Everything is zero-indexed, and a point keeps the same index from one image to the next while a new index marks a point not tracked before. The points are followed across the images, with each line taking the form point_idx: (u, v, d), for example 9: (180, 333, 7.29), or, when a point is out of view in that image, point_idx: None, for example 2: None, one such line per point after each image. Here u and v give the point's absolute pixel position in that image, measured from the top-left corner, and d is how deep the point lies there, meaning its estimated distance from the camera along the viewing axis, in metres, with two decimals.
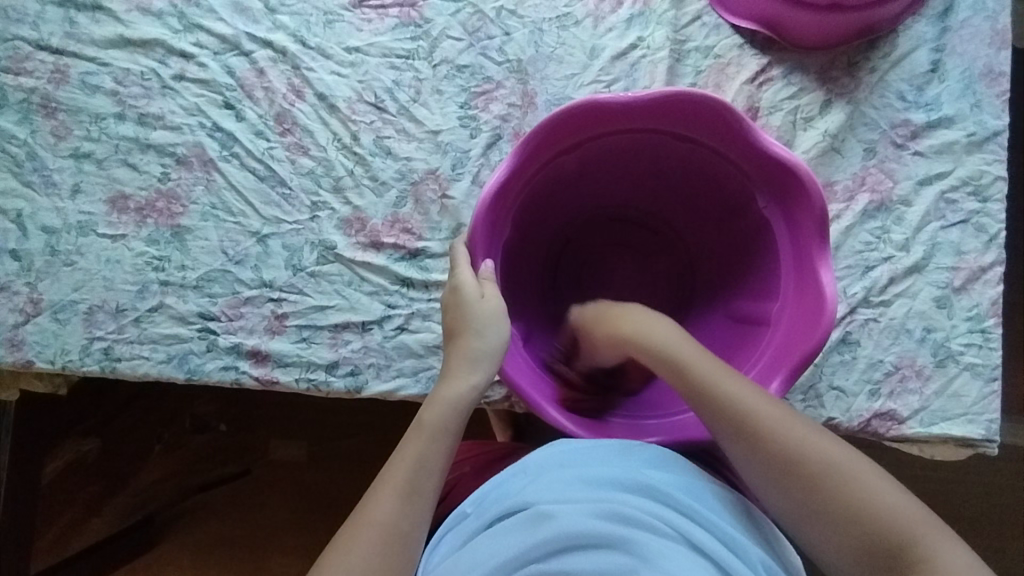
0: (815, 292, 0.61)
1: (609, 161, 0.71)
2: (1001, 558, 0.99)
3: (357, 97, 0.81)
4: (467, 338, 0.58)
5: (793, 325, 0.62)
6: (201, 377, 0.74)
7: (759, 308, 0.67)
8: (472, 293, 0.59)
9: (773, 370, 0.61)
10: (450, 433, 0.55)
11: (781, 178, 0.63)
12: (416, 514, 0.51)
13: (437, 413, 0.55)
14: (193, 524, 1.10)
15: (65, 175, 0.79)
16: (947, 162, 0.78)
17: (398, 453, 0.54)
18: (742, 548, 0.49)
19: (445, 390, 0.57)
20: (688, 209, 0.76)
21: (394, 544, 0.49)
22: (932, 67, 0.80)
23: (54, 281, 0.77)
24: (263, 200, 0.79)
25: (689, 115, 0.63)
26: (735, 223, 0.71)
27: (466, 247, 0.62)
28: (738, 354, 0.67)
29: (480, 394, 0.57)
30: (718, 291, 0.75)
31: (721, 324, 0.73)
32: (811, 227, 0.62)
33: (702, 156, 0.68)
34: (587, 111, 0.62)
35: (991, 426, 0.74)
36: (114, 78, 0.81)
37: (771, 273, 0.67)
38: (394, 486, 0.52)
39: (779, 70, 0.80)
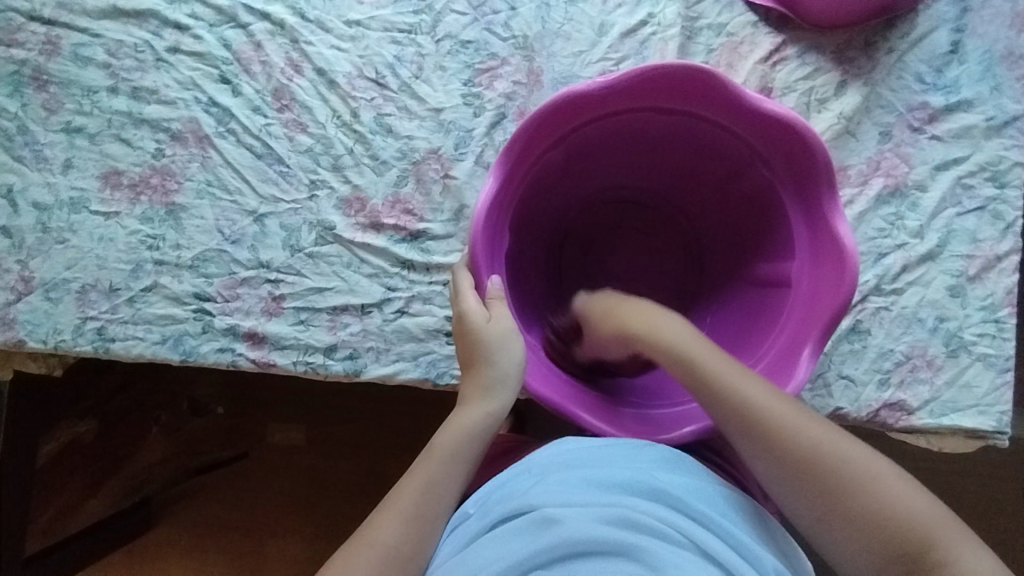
0: (834, 246, 0.59)
1: (599, 145, 0.69)
2: (1005, 550, 0.98)
3: (357, 73, 0.78)
4: (480, 366, 0.58)
5: (813, 289, 0.61)
6: (196, 359, 0.73)
7: (776, 270, 0.66)
8: (478, 320, 0.58)
9: (800, 336, 0.59)
10: (462, 459, 0.56)
11: (780, 140, 0.60)
12: (421, 540, 0.52)
13: (450, 439, 0.56)
14: (189, 508, 1.09)
15: (57, 150, 0.77)
16: (964, 147, 0.76)
17: (409, 476, 0.55)
18: (753, 554, 0.48)
19: (459, 416, 0.58)
20: (684, 179, 0.74)
21: (397, 569, 0.50)
22: (951, 48, 0.77)
23: (46, 259, 0.75)
24: (260, 177, 0.77)
25: (676, 87, 0.60)
26: (735, 186, 0.69)
27: (467, 270, 0.60)
28: (757, 324, 0.66)
29: (496, 420, 0.58)
30: (731, 259, 0.73)
31: (741, 295, 0.71)
32: (817, 178, 0.59)
33: (698, 125, 0.65)
34: (570, 102, 0.59)
35: (1003, 418, 0.72)
36: (107, 50, 0.79)
37: (782, 234, 0.65)
38: (401, 507, 0.53)
39: (793, 49, 0.78)
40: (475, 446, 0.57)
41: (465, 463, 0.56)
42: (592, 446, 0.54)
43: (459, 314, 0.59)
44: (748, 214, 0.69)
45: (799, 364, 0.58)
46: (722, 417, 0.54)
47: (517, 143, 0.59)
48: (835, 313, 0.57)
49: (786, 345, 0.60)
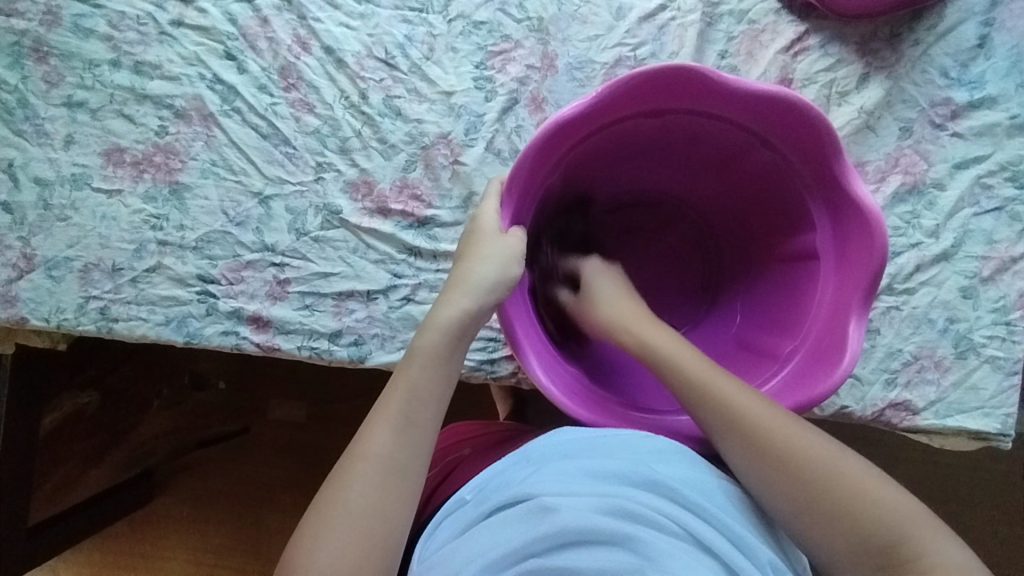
0: (857, 208, 0.57)
1: (596, 155, 0.67)
2: (999, 546, 0.99)
3: (366, 52, 0.76)
4: (469, 266, 0.56)
5: (842, 260, 0.60)
6: (200, 341, 0.72)
7: (800, 243, 0.65)
8: (489, 230, 0.58)
9: (838, 323, 0.58)
10: (448, 361, 0.53)
11: (779, 116, 0.57)
12: (413, 444, 0.49)
13: (433, 340, 0.53)
14: (192, 479, 1.10)
15: (59, 124, 0.75)
16: (986, 145, 0.74)
17: (392, 382, 0.51)
18: (750, 547, 0.47)
19: (441, 314, 0.54)
20: (682, 169, 0.72)
21: (394, 476, 0.47)
22: (979, 42, 0.75)
23: (48, 236, 0.74)
24: (266, 158, 0.75)
25: (664, 90, 0.58)
26: (738, 167, 0.67)
27: (495, 198, 0.59)
28: (790, 308, 0.65)
29: (477, 320, 0.55)
30: (748, 235, 0.72)
31: (772, 274, 0.69)
32: (820, 147, 0.57)
33: (695, 117, 0.62)
34: (561, 129, 0.57)
35: (1007, 420, 0.72)
36: (109, 21, 0.76)
37: (798, 203, 0.63)
38: (390, 417, 0.49)
39: (816, 39, 0.75)
40: (459, 347, 0.54)
41: (452, 365, 0.53)
42: (591, 436, 0.54)
43: (472, 223, 0.59)
44: (757, 190, 0.68)
45: (850, 334, 0.56)
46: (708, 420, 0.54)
47: (520, 178, 0.58)
48: (871, 290, 0.57)
49: (825, 337, 0.59)
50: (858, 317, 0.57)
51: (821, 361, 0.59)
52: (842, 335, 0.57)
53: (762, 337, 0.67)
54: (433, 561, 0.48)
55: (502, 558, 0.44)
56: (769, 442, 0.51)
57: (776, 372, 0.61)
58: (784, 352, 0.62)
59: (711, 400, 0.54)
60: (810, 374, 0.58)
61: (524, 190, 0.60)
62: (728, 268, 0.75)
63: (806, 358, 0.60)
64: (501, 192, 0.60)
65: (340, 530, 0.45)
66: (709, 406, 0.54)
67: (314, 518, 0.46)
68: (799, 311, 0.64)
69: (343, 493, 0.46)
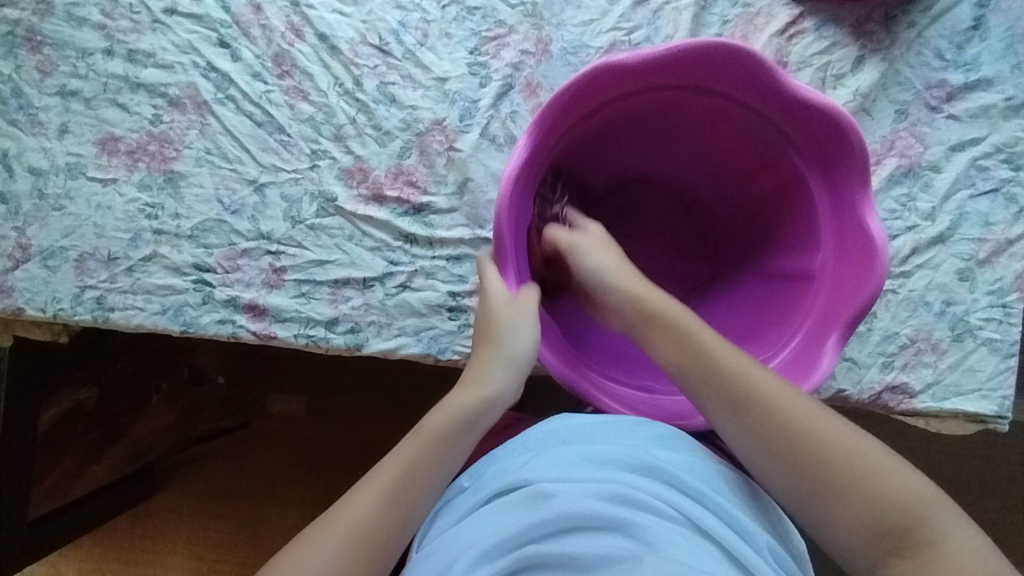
0: (831, 132, 0.58)
1: (574, 152, 0.67)
2: (995, 530, 0.99)
3: (360, 39, 0.76)
4: (490, 344, 0.57)
5: (835, 186, 0.60)
6: (196, 330, 0.72)
7: (788, 179, 0.65)
8: (502, 301, 0.58)
9: (850, 256, 0.59)
10: (451, 451, 0.52)
11: (734, 67, 0.58)
12: (397, 523, 0.48)
13: (440, 422, 0.53)
14: (192, 474, 1.10)
15: (52, 114, 0.75)
16: (982, 127, 0.74)
17: (393, 454, 0.51)
18: (750, 532, 0.47)
19: (456, 399, 0.55)
20: (651, 146, 0.72)
21: (374, 551, 0.47)
22: (974, 23, 0.75)
23: (43, 226, 0.74)
24: (261, 146, 0.75)
25: (622, 73, 0.58)
26: (703, 126, 0.67)
27: (495, 264, 0.59)
28: (800, 249, 0.65)
29: (489, 408, 0.55)
30: (734, 187, 0.72)
31: (775, 224, 0.69)
32: (776, 85, 0.58)
33: (650, 93, 0.63)
34: (530, 146, 0.57)
35: (1005, 402, 0.72)
36: (102, 10, 0.76)
37: (777, 144, 0.64)
38: (381, 489, 0.49)
39: (811, 22, 0.75)
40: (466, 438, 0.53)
41: (457, 452, 0.53)
42: (589, 422, 0.53)
43: (483, 290, 0.59)
44: (731, 143, 0.68)
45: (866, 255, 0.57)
46: (713, 398, 0.51)
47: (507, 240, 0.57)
48: (870, 205, 0.58)
49: (839, 281, 0.60)
50: (869, 241, 0.57)
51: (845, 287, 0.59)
52: (859, 260, 0.58)
53: (779, 283, 0.67)
54: (432, 546, 0.47)
55: (500, 544, 0.44)
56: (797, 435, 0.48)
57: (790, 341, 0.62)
58: (795, 319, 0.63)
59: (714, 377, 0.51)
60: (837, 309, 0.59)
61: (517, 209, 0.59)
62: (720, 218, 0.76)
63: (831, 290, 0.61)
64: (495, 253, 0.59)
65: None
66: (714, 384, 0.51)
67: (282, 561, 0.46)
68: (806, 254, 0.64)
69: (315, 545, 0.46)
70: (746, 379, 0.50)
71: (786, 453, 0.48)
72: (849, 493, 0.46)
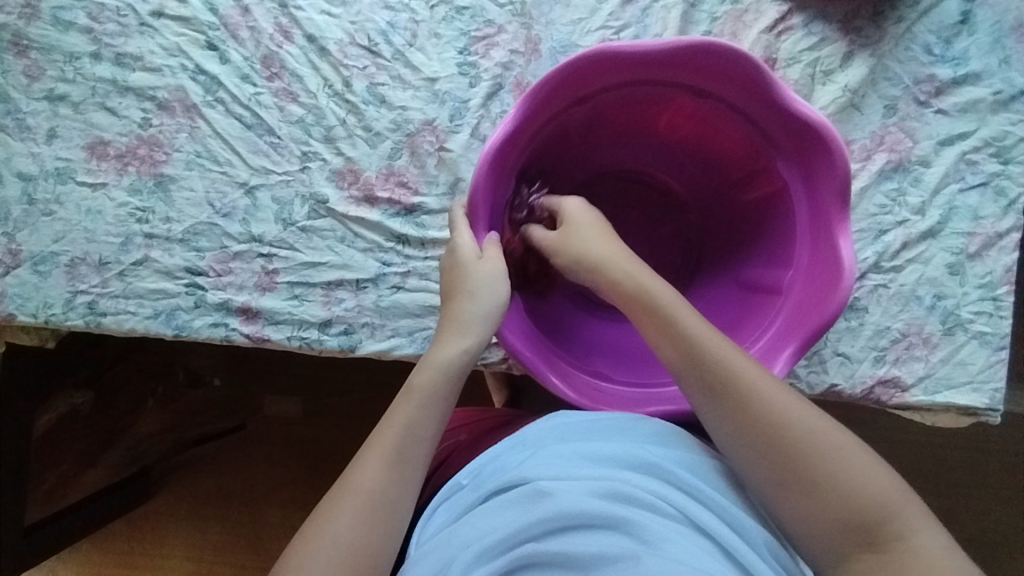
0: (804, 126, 0.58)
1: (544, 153, 0.67)
2: (988, 522, 1.00)
3: (349, 40, 0.76)
4: (461, 301, 0.56)
5: (811, 178, 0.61)
6: (189, 334, 0.72)
7: (761, 172, 0.65)
8: (470, 254, 0.57)
9: (824, 247, 0.60)
10: (442, 399, 0.53)
11: (698, 61, 0.58)
12: (404, 481, 0.49)
13: (428, 377, 0.53)
14: (188, 478, 1.09)
15: (41, 118, 0.75)
16: (970, 122, 0.74)
17: (387, 420, 0.51)
18: (745, 529, 0.46)
19: (437, 352, 0.55)
20: (621, 141, 0.73)
21: (380, 513, 0.47)
22: (961, 18, 0.75)
23: (34, 232, 0.73)
24: (250, 148, 0.75)
25: (585, 75, 0.59)
26: (672, 117, 0.68)
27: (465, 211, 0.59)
28: (777, 240, 0.65)
29: (474, 356, 0.55)
30: (709, 178, 0.73)
31: (756, 220, 0.69)
32: (740, 75, 0.58)
33: (619, 92, 0.63)
34: (500, 150, 0.57)
35: (996, 395, 0.72)
36: (88, 13, 0.76)
37: (748, 135, 0.64)
38: (381, 453, 0.49)
39: (800, 18, 0.75)
40: (455, 387, 0.54)
41: (446, 403, 0.53)
42: (587, 421, 0.53)
43: (452, 251, 0.58)
44: (701, 134, 0.68)
45: (840, 244, 0.58)
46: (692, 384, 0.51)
47: (481, 198, 0.57)
48: (845, 196, 0.58)
49: (813, 280, 0.61)
50: (843, 231, 0.58)
51: (820, 271, 0.60)
52: (833, 249, 0.59)
53: (761, 273, 0.67)
54: (428, 545, 0.46)
55: (496, 544, 0.43)
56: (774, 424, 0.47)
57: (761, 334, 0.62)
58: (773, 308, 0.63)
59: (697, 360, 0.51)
60: (813, 295, 0.60)
61: (490, 209, 0.60)
62: (698, 210, 0.76)
63: (806, 276, 0.62)
64: (468, 217, 0.59)
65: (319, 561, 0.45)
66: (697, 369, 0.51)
67: (294, 550, 0.46)
68: (783, 244, 0.65)
69: (329, 523, 0.46)
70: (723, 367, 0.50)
71: (766, 447, 0.47)
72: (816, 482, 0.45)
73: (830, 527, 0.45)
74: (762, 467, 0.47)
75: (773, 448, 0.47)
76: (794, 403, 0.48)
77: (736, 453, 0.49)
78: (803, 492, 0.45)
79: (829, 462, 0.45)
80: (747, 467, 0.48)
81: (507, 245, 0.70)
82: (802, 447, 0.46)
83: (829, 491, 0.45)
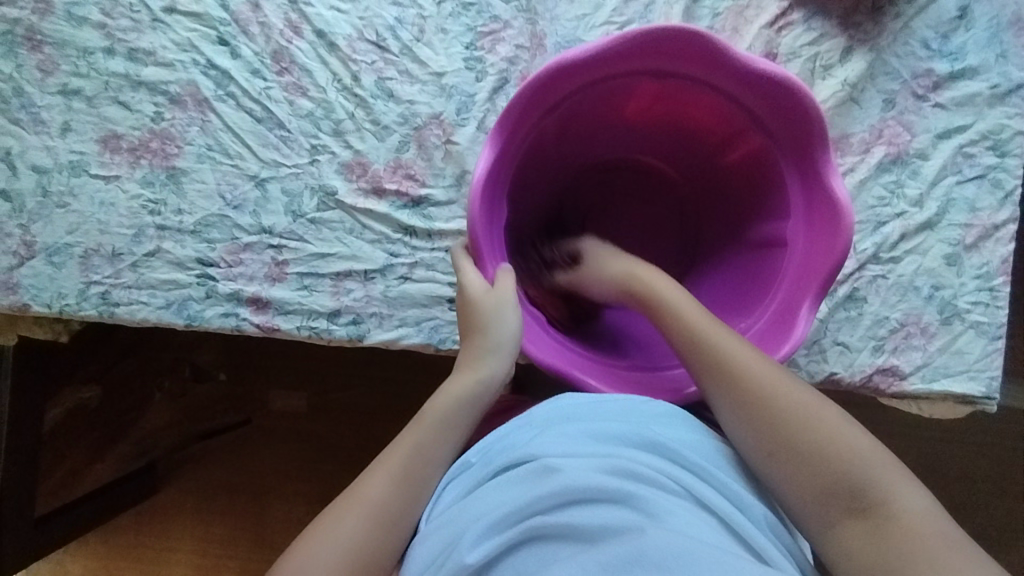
0: (767, 84, 0.59)
1: (532, 164, 0.69)
2: (985, 512, 1.02)
3: (357, 35, 0.77)
4: (475, 336, 0.59)
5: (786, 133, 0.61)
6: (200, 324, 0.73)
7: (738, 132, 0.66)
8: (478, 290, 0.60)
9: (815, 189, 0.61)
10: (454, 426, 0.56)
11: (651, 52, 0.59)
12: (411, 495, 0.51)
13: (442, 405, 0.56)
14: (195, 470, 1.11)
15: (55, 112, 0.76)
16: (967, 116, 0.76)
17: (397, 440, 0.54)
18: (746, 505, 0.47)
19: (453, 384, 0.58)
20: (596, 137, 0.75)
21: (385, 523, 0.49)
22: (959, 13, 0.76)
23: (48, 223, 0.75)
24: (261, 141, 0.76)
25: (551, 90, 0.60)
26: (642, 104, 0.69)
27: (467, 255, 0.62)
28: (770, 196, 0.66)
29: (485, 386, 0.58)
30: (690, 143, 0.75)
31: (747, 178, 0.70)
32: (696, 52, 0.59)
33: (587, 95, 0.64)
34: (488, 180, 0.59)
35: (992, 383, 0.73)
36: (102, 9, 0.77)
37: (717, 103, 0.65)
38: (391, 466, 0.52)
39: (800, 13, 0.77)
40: (466, 414, 0.56)
41: (456, 431, 0.56)
42: (593, 401, 0.54)
43: (461, 289, 0.61)
44: (672, 111, 0.70)
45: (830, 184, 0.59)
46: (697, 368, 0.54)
47: (479, 233, 0.58)
48: (823, 139, 0.59)
49: (813, 235, 0.61)
50: (830, 172, 0.59)
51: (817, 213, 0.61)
52: (827, 192, 0.59)
53: (762, 228, 0.68)
54: (440, 521, 0.48)
55: (506, 516, 0.44)
56: (760, 395, 0.50)
57: (772, 296, 0.63)
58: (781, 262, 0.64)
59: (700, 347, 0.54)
60: (815, 240, 0.61)
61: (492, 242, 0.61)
62: (689, 175, 0.78)
63: (803, 217, 0.62)
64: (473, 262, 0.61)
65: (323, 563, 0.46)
66: (699, 355, 0.54)
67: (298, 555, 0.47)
68: (777, 197, 0.66)
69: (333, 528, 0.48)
70: (721, 350, 0.53)
71: (753, 417, 0.49)
72: (798, 449, 0.47)
73: (810, 490, 0.46)
74: (749, 434, 0.50)
75: (757, 417, 0.49)
76: (783, 380, 0.50)
77: (731, 426, 0.51)
78: (785, 458, 0.47)
79: (814, 431, 0.47)
80: (736, 435, 0.51)
81: (511, 247, 0.71)
82: (784, 416, 0.48)
83: (820, 463, 0.46)
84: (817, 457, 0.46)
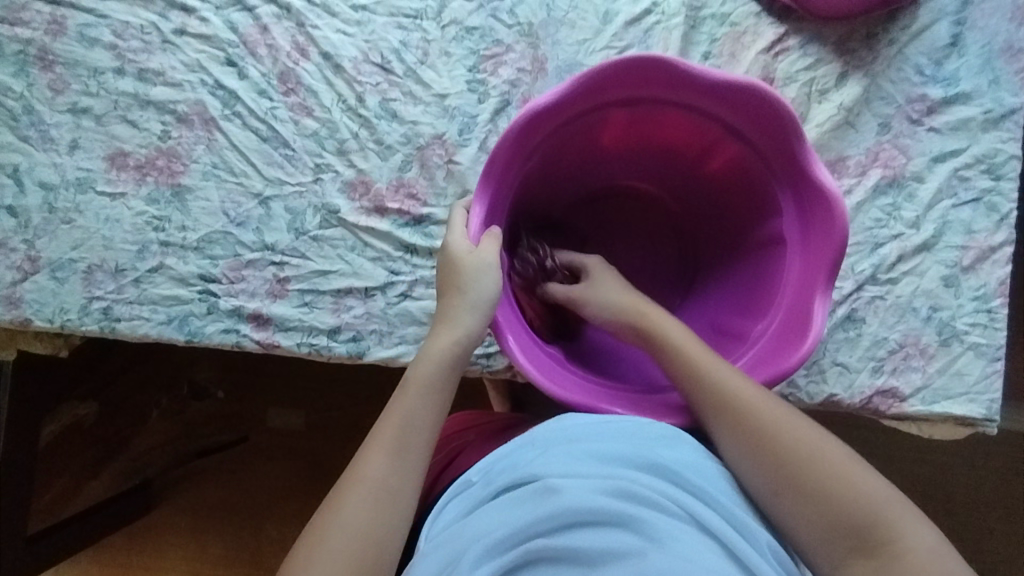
0: (742, 95, 0.60)
1: (521, 198, 0.70)
2: (989, 538, 1.01)
3: (363, 58, 0.79)
4: (452, 296, 0.58)
5: (766, 137, 0.62)
6: (201, 340, 0.74)
7: (718, 144, 0.68)
8: (459, 253, 0.58)
9: (805, 183, 0.62)
10: (439, 389, 0.55)
11: (625, 81, 0.60)
12: (408, 467, 0.51)
13: (423, 371, 0.55)
14: (190, 487, 1.10)
15: (63, 130, 0.78)
16: (962, 140, 0.77)
17: (387, 411, 0.54)
18: (748, 529, 0.47)
19: (434, 346, 0.57)
20: (579, 170, 0.76)
21: (386, 500, 0.49)
22: (952, 41, 0.78)
23: (52, 239, 0.75)
24: (265, 160, 0.77)
25: (531, 129, 0.61)
26: (620, 131, 0.70)
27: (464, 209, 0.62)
28: (761, 198, 0.67)
29: (469, 344, 0.57)
30: (672, 163, 0.76)
31: (735, 186, 0.71)
32: (668, 76, 0.60)
33: (567, 126, 0.65)
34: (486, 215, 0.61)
35: (992, 406, 0.73)
36: (113, 31, 0.79)
37: (694, 120, 0.66)
38: (383, 444, 0.51)
39: (796, 40, 0.79)
40: (451, 376, 0.56)
41: (442, 395, 0.55)
42: (596, 422, 0.54)
43: (447, 243, 0.60)
44: (651, 135, 0.71)
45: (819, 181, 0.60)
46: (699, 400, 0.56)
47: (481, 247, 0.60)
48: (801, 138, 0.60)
49: (811, 234, 0.62)
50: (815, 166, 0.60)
51: (813, 213, 0.62)
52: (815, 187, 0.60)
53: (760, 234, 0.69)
54: (439, 539, 0.48)
55: (506, 538, 0.44)
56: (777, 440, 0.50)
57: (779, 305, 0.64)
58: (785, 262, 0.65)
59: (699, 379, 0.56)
60: (815, 236, 0.62)
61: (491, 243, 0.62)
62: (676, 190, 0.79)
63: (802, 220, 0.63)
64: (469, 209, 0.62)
65: (333, 555, 0.46)
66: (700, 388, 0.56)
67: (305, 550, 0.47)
68: (768, 200, 0.67)
69: (336, 519, 0.48)
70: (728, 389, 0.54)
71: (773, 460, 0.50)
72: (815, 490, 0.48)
73: (826, 532, 0.47)
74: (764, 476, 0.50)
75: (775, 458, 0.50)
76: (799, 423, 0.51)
77: (746, 469, 0.51)
78: (805, 500, 0.48)
79: (828, 473, 0.48)
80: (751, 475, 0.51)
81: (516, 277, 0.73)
82: (802, 459, 0.49)
83: (834, 505, 0.47)
84: (835, 500, 0.47)
